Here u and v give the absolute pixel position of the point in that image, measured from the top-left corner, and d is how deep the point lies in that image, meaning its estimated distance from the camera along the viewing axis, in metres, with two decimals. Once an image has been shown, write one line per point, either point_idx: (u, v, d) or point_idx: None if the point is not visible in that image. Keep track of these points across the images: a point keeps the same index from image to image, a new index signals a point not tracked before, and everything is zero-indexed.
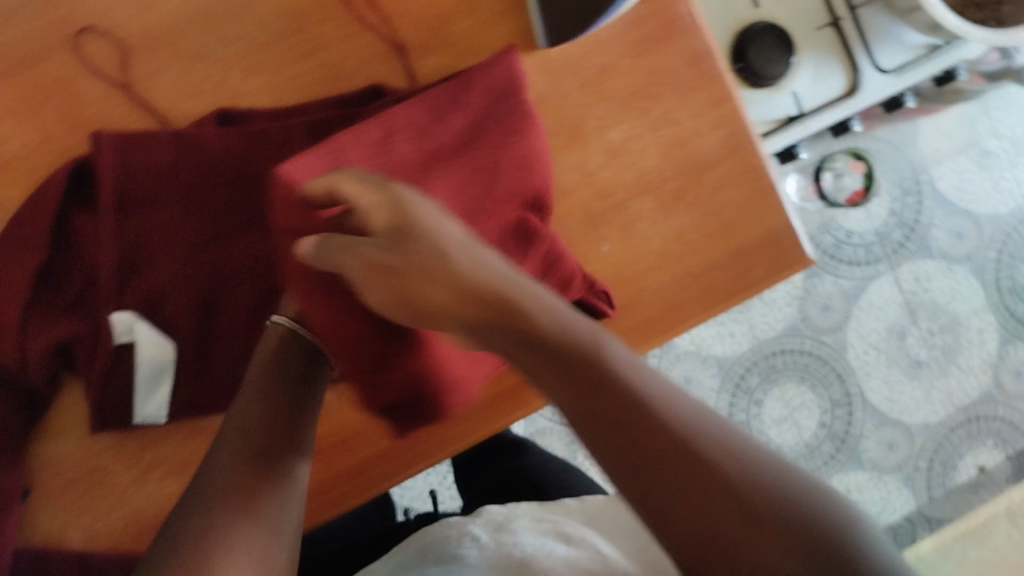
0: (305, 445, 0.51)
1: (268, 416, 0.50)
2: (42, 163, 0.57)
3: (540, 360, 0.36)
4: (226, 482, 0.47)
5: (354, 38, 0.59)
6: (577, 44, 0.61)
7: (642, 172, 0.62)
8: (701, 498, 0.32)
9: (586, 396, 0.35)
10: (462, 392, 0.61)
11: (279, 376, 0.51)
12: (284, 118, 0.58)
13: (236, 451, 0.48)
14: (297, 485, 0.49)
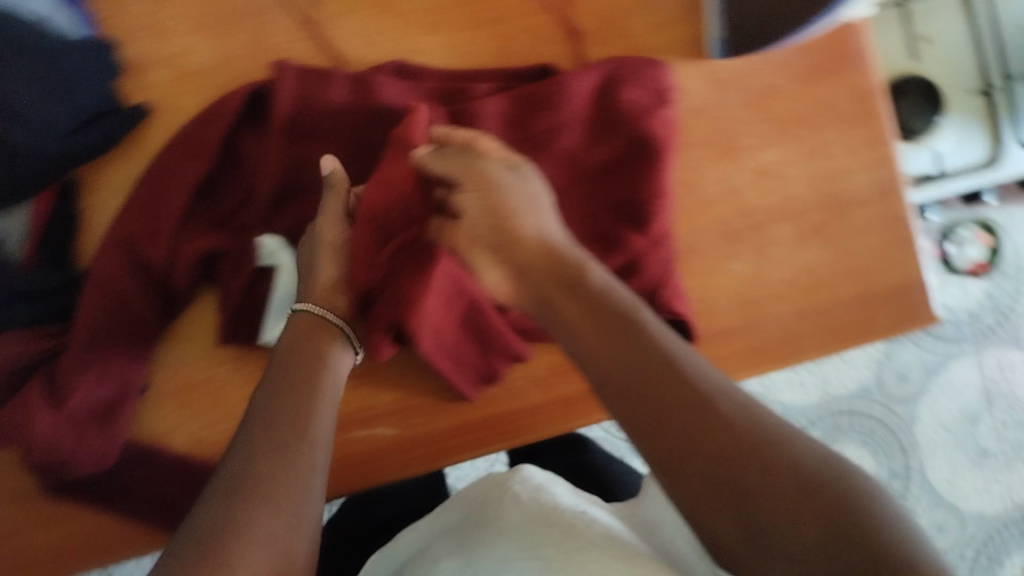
0: (318, 444, 0.47)
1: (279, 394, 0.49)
2: (220, 80, 0.59)
3: (598, 323, 0.44)
4: (260, 450, 0.45)
5: (535, 15, 0.61)
6: (749, 61, 0.62)
7: (787, 199, 0.62)
8: (739, 479, 0.36)
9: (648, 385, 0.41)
10: (560, 378, 0.63)
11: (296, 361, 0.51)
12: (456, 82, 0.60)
13: (261, 420, 0.47)
14: (314, 485, 0.45)
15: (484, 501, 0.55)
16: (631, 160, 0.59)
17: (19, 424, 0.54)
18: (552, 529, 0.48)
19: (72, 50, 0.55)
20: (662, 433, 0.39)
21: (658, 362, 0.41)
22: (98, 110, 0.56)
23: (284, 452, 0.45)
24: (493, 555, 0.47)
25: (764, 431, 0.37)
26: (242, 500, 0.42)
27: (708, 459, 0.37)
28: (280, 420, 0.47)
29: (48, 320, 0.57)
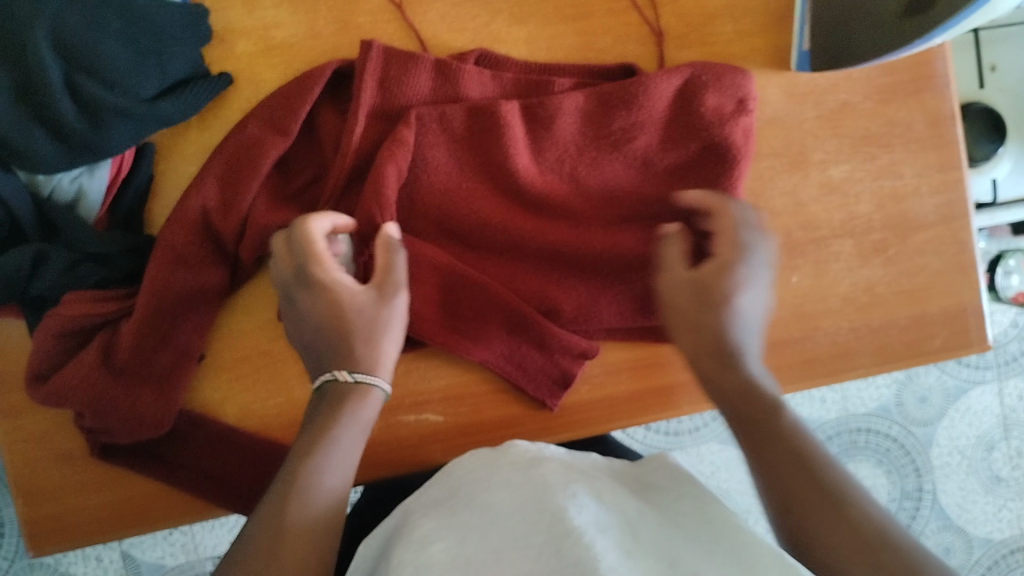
0: (353, 437, 0.46)
1: (314, 428, 0.46)
2: (307, 56, 0.60)
3: (740, 401, 0.44)
4: (295, 493, 0.42)
5: (619, 14, 0.62)
6: (827, 76, 0.62)
7: (851, 215, 0.63)
8: (829, 544, 0.37)
9: (763, 432, 0.42)
10: (611, 378, 0.63)
11: (332, 388, 0.48)
12: (536, 75, 0.61)
13: (296, 459, 0.44)
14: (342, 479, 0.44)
15: (461, 491, 0.46)
16: (703, 165, 0.60)
17: (78, 387, 0.54)
18: (542, 526, 0.40)
19: (167, 15, 0.55)
20: (801, 502, 0.39)
21: (797, 440, 0.41)
22: (183, 75, 0.56)
23: (313, 499, 0.42)
24: (479, 542, 0.40)
25: (883, 527, 0.37)
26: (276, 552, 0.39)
27: (836, 541, 0.37)
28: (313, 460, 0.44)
29: (112, 283, 0.57)
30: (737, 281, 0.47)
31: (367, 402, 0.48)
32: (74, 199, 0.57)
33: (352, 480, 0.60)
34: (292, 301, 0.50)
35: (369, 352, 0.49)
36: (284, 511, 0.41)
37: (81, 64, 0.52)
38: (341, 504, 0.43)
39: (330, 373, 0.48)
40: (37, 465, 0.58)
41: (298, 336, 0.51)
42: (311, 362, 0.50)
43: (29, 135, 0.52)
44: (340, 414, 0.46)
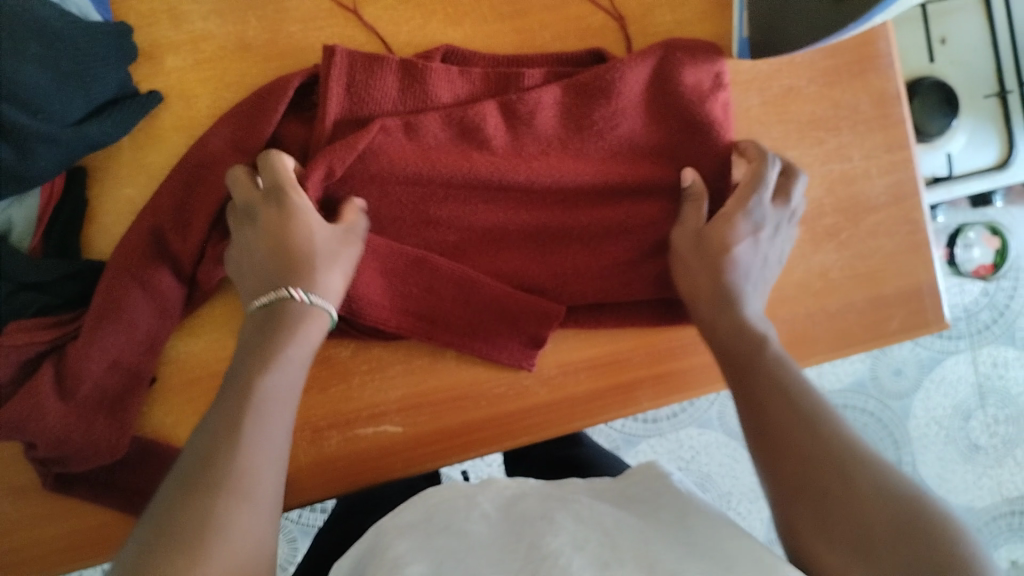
0: (278, 401, 0.45)
1: (255, 347, 0.47)
2: (240, 68, 0.59)
3: (735, 370, 0.49)
4: (235, 410, 0.43)
5: (557, 9, 0.61)
6: (770, 61, 0.61)
7: (803, 201, 0.62)
8: (836, 524, 0.37)
9: (770, 409, 0.44)
10: (569, 378, 0.62)
11: (269, 313, 0.49)
12: (506, 67, 0.60)
13: (238, 380, 0.45)
14: (269, 446, 0.42)
15: (437, 518, 0.47)
16: (687, 142, 0.59)
17: (29, 417, 0.52)
18: (519, 554, 0.41)
19: (90, 37, 0.53)
20: (787, 460, 0.41)
21: (776, 382, 0.46)
22: (109, 96, 0.55)
23: (257, 415, 0.43)
24: (456, 568, 0.41)
25: (845, 452, 0.40)
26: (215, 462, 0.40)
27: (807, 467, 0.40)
28: (256, 380, 0.45)
29: (54, 309, 0.55)
30: (743, 228, 0.55)
31: (309, 324, 0.49)
32: (5, 231, 0.54)
33: (311, 498, 0.60)
34: (254, 219, 0.51)
35: (324, 279, 0.51)
36: (225, 426, 0.42)
37: (1, 91, 0.50)
38: (286, 416, 0.45)
39: (286, 287, 0.49)
40: None
41: (247, 248, 0.51)
42: (263, 275, 0.51)
43: None
44: (279, 335, 0.48)
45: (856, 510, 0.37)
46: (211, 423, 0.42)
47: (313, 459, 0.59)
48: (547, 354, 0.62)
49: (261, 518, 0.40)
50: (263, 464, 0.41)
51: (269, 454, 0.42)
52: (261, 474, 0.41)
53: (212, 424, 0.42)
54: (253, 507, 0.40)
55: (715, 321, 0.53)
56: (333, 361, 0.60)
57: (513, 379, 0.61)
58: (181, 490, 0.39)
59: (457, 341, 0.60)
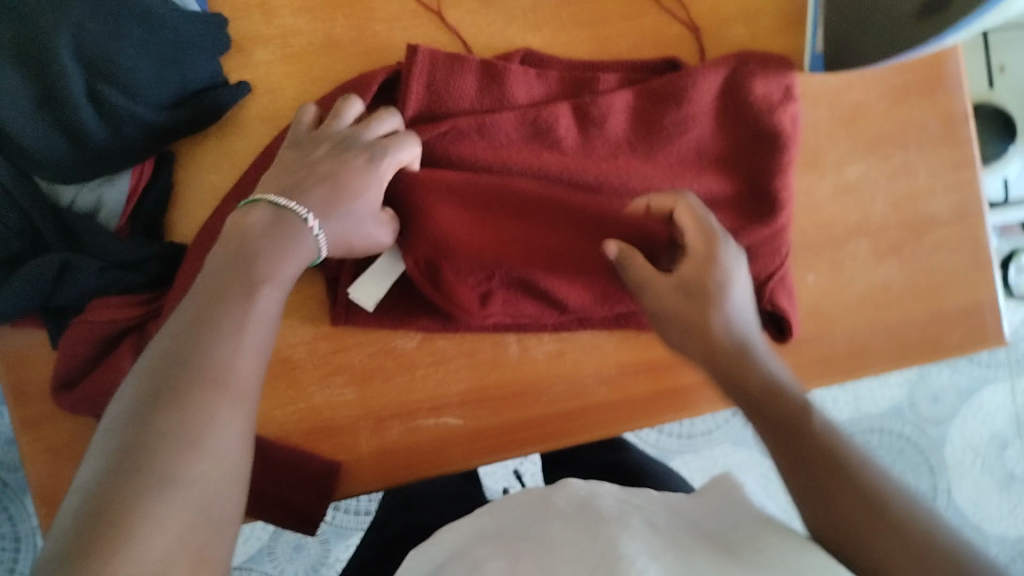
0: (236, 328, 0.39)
1: (225, 286, 0.41)
2: (325, 64, 0.61)
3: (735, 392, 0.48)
4: (188, 372, 0.37)
5: (634, 17, 0.63)
6: (841, 77, 0.63)
7: (867, 215, 0.63)
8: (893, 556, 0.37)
9: (789, 430, 0.43)
10: (628, 378, 0.63)
11: (248, 241, 0.44)
12: (581, 71, 0.61)
13: (180, 329, 0.39)
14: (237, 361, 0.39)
15: (517, 526, 0.45)
16: (753, 151, 0.60)
17: (111, 391, 0.55)
18: (596, 549, 0.39)
19: (188, 24, 0.55)
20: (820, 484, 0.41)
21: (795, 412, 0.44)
22: (202, 83, 0.57)
23: (222, 382, 0.37)
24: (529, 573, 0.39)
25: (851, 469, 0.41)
26: (156, 444, 0.34)
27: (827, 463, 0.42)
28: (220, 337, 0.39)
29: (139, 288, 0.57)
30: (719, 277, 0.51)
31: (297, 254, 0.45)
32: (94, 210, 0.57)
33: (371, 487, 0.61)
34: (344, 148, 0.51)
35: (337, 210, 0.49)
36: (172, 396, 0.36)
37: (101, 75, 0.52)
38: (257, 366, 0.40)
39: (304, 210, 0.47)
40: (56, 471, 0.58)
41: (313, 159, 0.51)
42: (319, 184, 0.49)
43: (50, 143, 0.53)
44: (249, 282, 0.42)
45: (888, 521, 0.38)
46: (149, 395, 0.36)
47: (375, 448, 0.61)
48: (606, 351, 0.63)
49: (225, 488, 0.36)
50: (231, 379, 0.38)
51: (234, 421, 0.37)
52: (225, 439, 0.36)
53: (154, 390, 0.36)
54: (211, 486, 0.35)
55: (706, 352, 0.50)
56: (399, 352, 0.61)
57: (577, 376, 0.63)
58: (93, 500, 0.32)
59: (512, 327, 0.61)
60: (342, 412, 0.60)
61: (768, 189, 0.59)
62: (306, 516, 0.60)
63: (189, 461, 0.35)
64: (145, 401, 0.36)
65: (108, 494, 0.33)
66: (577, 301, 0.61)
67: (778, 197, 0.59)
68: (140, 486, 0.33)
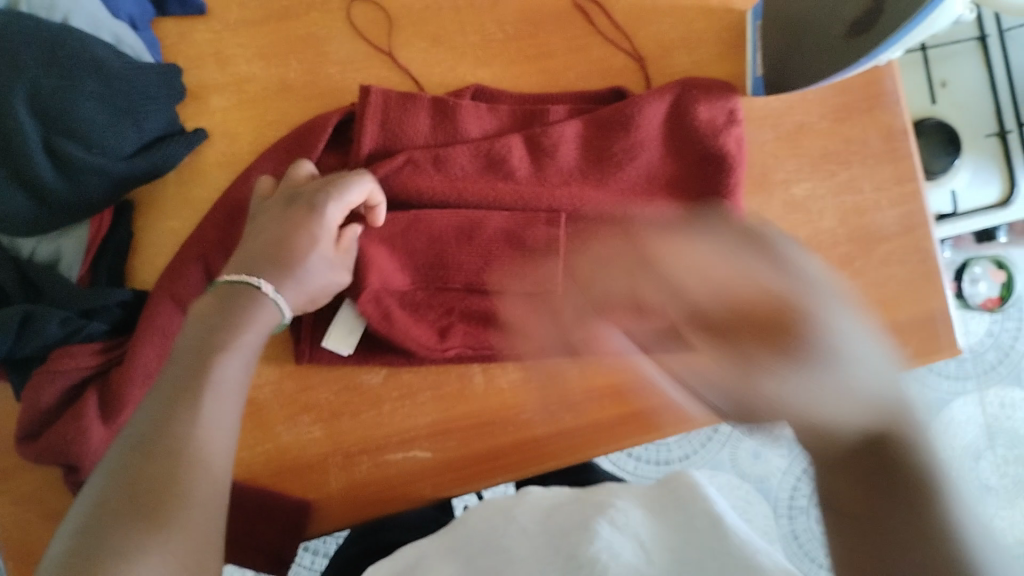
0: (206, 395, 0.40)
1: (195, 354, 0.42)
2: (282, 108, 0.62)
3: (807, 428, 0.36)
4: (161, 440, 0.38)
5: (579, 50, 0.65)
6: (782, 99, 0.65)
7: (816, 231, 0.65)
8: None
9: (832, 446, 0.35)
10: (593, 403, 0.63)
11: (207, 318, 0.45)
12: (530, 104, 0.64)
13: (158, 396, 0.40)
14: (208, 429, 0.39)
15: (479, 535, 0.49)
16: (702, 174, 0.62)
17: (72, 441, 0.54)
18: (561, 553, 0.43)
19: (143, 75, 0.56)
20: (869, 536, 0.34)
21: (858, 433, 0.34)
22: (159, 131, 0.58)
23: (186, 453, 0.38)
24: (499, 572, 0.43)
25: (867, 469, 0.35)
26: (122, 521, 0.35)
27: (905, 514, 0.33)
28: (180, 410, 0.39)
29: (99, 337, 0.57)
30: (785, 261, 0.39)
31: (256, 320, 0.46)
32: (55, 260, 0.57)
33: (342, 523, 0.61)
34: (291, 204, 0.52)
35: (284, 269, 0.49)
36: (136, 473, 0.36)
37: (58, 128, 0.53)
38: (225, 433, 0.40)
39: (257, 279, 0.48)
40: (26, 525, 0.58)
41: (263, 228, 0.51)
42: (266, 249, 0.50)
43: (8, 196, 0.53)
44: (209, 355, 0.42)
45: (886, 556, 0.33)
46: (117, 475, 0.37)
47: (345, 484, 0.60)
48: (570, 378, 0.63)
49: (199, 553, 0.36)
50: (206, 447, 0.39)
51: (202, 489, 0.37)
52: (193, 508, 0.37)
53: (123, 464, 0.37)
54: (182, 552, 0.35)
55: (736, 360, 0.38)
56: (365, 388, 0.62)
57: (544, 403, 0.63)
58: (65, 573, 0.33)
59: (476, 356, 0.62)
60: (309, 450, 0.61)
61: (718, 209, 0.61)
62: (279, 556, 0.60)
63: (154, 531, 0.35)
64: (116, 478, 0.36)
65: (77, 572, 0.33)
66: None
67: (730, 217, 0.60)
68: (104, 562, 0.33)
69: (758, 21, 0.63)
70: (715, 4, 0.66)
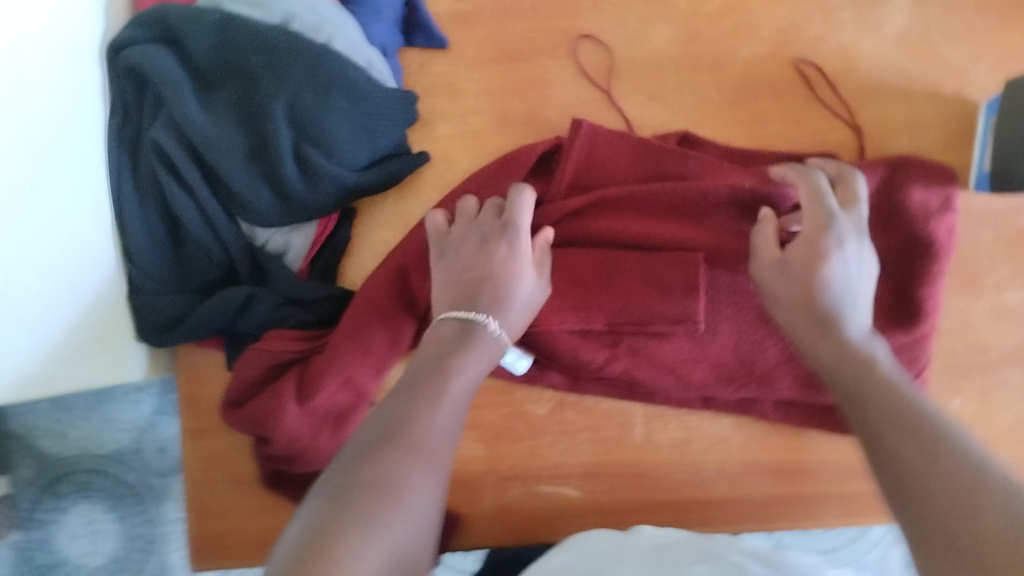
0: (437, 401, 0.45)
1: (430, 370, 0.47)
2: (498, 143, 0.67)
3: (862, 423, 0.43)
4: (400, 433, 0.42)
5: (797, 124, 0.65)
6: (1006, 200, 0.62)
7: (1023, 343, 0.61)
8: (930, 494, 0.36)
9: (851, 394, 0.46)
10: (753, 477, 0.63)
11: (442, 345, 0.50)
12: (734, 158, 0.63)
13: (400, 396, 0.45)
14: (441, 434, 0.44)
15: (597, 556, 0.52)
16: (902, 259, 0.59)
17: (270, 416, 0.59)
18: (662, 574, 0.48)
19: (384, 96, 0.62)
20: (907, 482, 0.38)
21: (884, 392, 0.44)
22: (388, 149, 0.64)
23: (418, 448, 0.42)
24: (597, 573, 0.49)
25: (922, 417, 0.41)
26: (362, 487, 0.38)
27: (904, 446, 0.39)
28: (419, 411, 0.44)
29: (307, 325, 0.64)
30: (837, 236, 0.52)
31: (479, 353, 0.50)
32: (283, 251, 0.64)
33: (484, 542, 0.63)
34: (487, 242, 0.55)
35: (500, 304, 0.53)
36: (376, 453, 0.41)
37: (307, 135, 0.60)
38: (447, 443, 0.44)
39: (483, 316, 0.52)
40: (214, 484, 0.65)
41: (464, 266, 0.55)
42: (480, 289, 0.53)
43: (256, 190, 0.60)
44: (441, 375, 0.47)
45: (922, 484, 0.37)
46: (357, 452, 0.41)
47: (494, 505, 0.63)
48: (732, 447, 0.63)
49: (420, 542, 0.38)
50: (436, 448, 0.43)
51: (426, 482, 0.41)
52: (420, 494, 0.40)
53: (367, 446, 0.41)
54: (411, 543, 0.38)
55: (836, 387, 0.47)
56: (531, 416, 0.64)
57: (700, 468, 0.63)
58: (315, 528, 0.36)
59: (632, 394, 0.62)
60: (466, 466, 0.63)
61: (912, 292, 0.58)
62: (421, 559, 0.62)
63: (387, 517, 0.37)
64: (357, 458, 0.40)
65: (320, 530, 0.35)
66: (700, 379, 0.61)
67: (923, 305, 0.58)
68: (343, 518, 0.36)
69: (992, 114, 0.60)
70: (948, 93, 0.64)
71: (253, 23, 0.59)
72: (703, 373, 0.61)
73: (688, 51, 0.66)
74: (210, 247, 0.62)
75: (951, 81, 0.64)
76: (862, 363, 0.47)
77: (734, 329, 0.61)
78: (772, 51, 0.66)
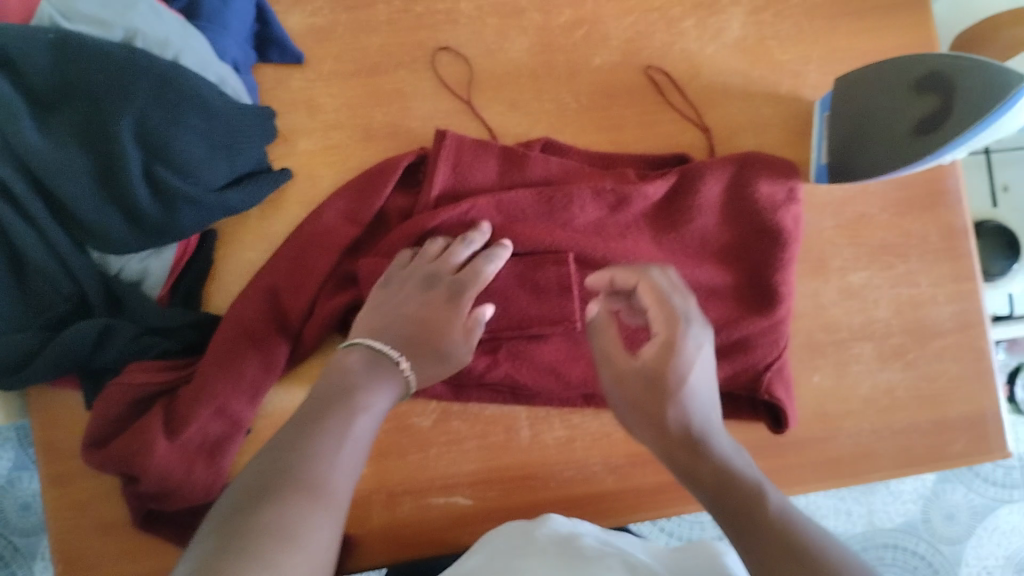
0: (338, 438, 0.43)
1: (327, 408, 0.45)
2: (364, 157, 0.66)
3: (737, 530, 0.39)
4: (299, 470, 0.40)
5: (650, 126, 0.68)
6: (844, 189, 0.67)
7: (871, 319, 0.65)
8: None
9: (722, 497, 0.41)
10: (636, 468, 0.64)
11: (346, 376, 0.48)
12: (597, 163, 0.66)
13: (294, 432, 0.43)
14: (344, 471, 0.41)
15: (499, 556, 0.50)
16: (755, 247, 0.63)
17: (139, 452, 0.56)
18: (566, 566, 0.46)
19: (241, 115, 0.61)
20: None
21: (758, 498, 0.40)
22: (249, 169, 0.62)
23: (317, 488, 0.39)
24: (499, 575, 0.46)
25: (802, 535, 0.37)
26: (254, 533, 0.36)
27: (792, 566, 0.36)
28: (319, 446, 0.42)
29: (172, 352, 0.61)
30: (693, 339, 0.47)
31: (386, 390, 0.48)
32: (140, 279, 0.60)
33: (378, 562, 0.62)
34: (431, 288, 0.55)
35: (421, 343, 0.52)
36: (273, 494, 0.38)
37: (159, 157, 0.57)
38: (349, 482, 0.41)
39: (398, 354, 0.51)
40: (78, 532, 0.61)
41: (399, 304, 0.54)
42: (404, 328, 0.52)
43: (106, 217, 0.57)
44: (345, 410, 0.45)
45: None
46: (248, 497, 0.38)
47: (385, 522, 0.62)
48: (615, 441, 0.64)
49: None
50: (337, 485, 0.40)
51: (326, 524, 0.38)
52: (319, 537, 0.37)
53: (262, 480, 0.39)
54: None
55: (704, 493, 0.42)
56: (415, 430, 0.63)
57: (586, 464, 0.64)
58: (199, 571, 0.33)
59: (510, 398, 0.63)
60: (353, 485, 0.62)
61: (766, 281, 0.62)
62: None
63: (284, 552, 0.35)
64: (250, 495, 0.38)
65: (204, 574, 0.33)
66: (579, 376, 0.62)
67: (779, 290, 0.61)
68: (238, 563, 0.34)
69: (823, 112, 0.65)
70: (785, 93, 0.68)
71: (91, 40, 0.55)
72: (582, 371, 0.62)
73: (543, 60, 0.68)
74: (59, 279, 0.57)
75: (787, 82, 0.69)
76: (734, 486, 0.41)
77: (608, 326, 0.62)
78: (623, 59, 0.68)
